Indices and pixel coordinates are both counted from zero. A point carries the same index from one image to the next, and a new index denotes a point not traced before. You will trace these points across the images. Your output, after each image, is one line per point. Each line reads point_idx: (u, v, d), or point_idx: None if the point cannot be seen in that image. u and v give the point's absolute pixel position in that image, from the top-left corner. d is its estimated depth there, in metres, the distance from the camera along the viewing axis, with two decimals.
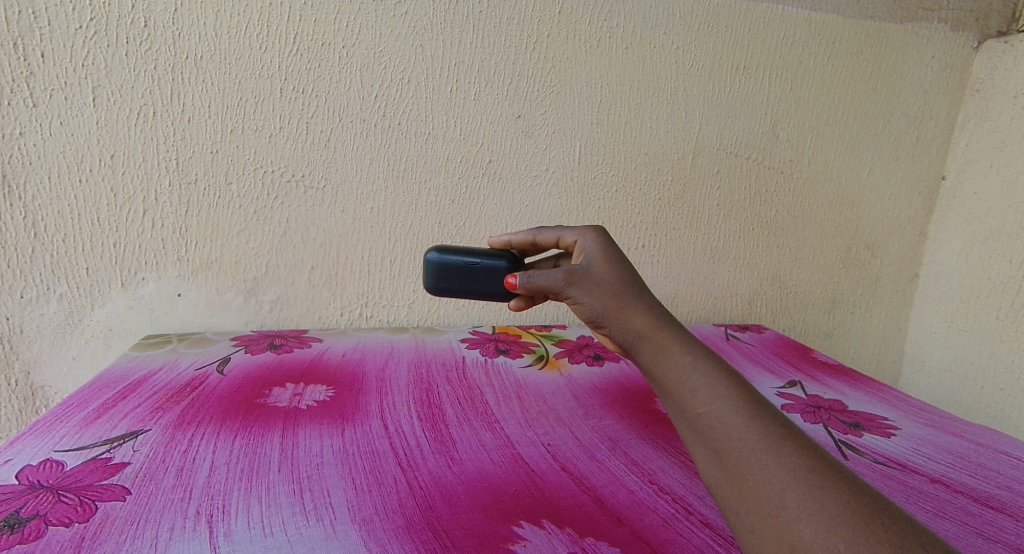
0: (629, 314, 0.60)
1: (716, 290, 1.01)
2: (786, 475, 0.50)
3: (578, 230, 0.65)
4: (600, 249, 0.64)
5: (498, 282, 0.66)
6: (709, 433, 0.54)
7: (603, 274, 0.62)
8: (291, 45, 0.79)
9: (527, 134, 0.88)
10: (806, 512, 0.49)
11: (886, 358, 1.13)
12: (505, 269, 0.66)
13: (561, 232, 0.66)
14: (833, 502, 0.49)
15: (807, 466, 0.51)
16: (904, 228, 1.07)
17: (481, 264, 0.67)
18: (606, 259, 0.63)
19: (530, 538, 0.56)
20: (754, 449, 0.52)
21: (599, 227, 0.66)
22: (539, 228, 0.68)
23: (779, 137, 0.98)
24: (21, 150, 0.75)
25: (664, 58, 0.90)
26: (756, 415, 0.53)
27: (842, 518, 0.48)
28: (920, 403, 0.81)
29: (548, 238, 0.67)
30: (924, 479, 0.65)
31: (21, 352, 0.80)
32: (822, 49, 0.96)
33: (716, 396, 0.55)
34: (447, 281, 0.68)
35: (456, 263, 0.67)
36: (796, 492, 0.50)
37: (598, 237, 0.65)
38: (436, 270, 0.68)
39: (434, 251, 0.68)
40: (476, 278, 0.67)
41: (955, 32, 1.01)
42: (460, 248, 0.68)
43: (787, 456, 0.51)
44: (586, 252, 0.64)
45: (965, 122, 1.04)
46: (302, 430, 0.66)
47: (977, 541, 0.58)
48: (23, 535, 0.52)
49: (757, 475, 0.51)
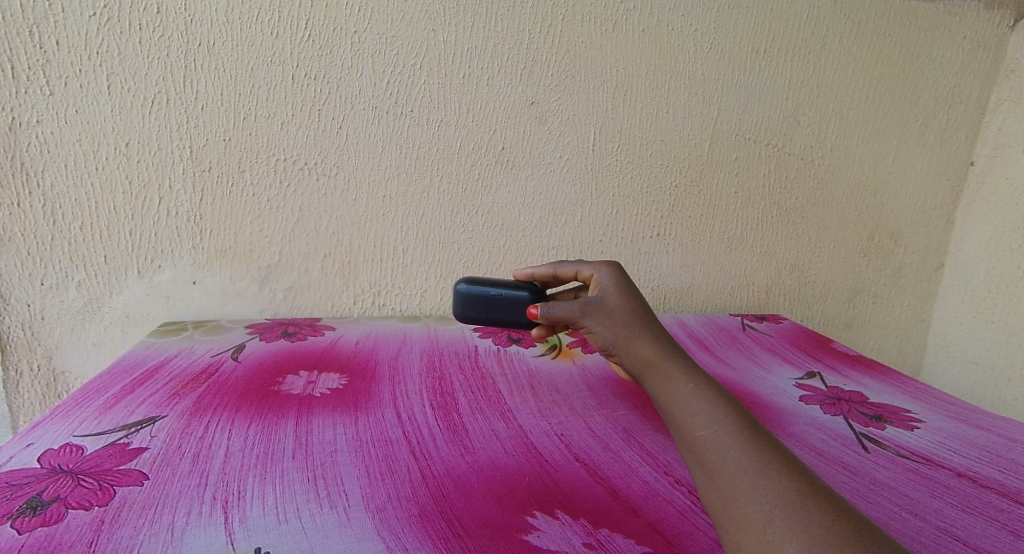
0: (638, 343, 0.61)
1: (733, 279, 0.99)
2: (774, 496, 0.50)
3: (594, 264, 0.68)
4: (614, 283, 0.66)
5: (520, 311, 0.68)
6: (702, 453, 0.54)
7: (616, 306, 0.64)
8: (303, 31, 0.78)
9: (541, 120, 0.87)
10: (789, 532, 0.48)
11: (907, 348, 1.10)
12: (527, 300, 0.68)
13: (580, 265, 0.69)
14: (821, 524, 0.48)
15: (796, 489, 0.50)
16: (930, 215, 1.04)
17: (505, 295, 0.69)
18: (619, 292, 0.65)
19: (544, 528, 0.55)
20: (746, 470, 0.51)
21: (614, 263, 0.68)
22: (560, 262, 0.71)
23: (801, 121, 0.95)
24: (38, 138, 0.75)
25: (682, 40, 0.88)
26: (750, 439, 0.53)
27: (826, 540, 0.48)
28: (944, 395, 0.79)
29: (567, 272, 0.70)
30: (949, 473, 0.64)
31: (42, 338, 0.81)
32: (848, 29, 0.93)
33: (713, 421, 0.55)
34: (473, 310, 0.70)
35: (482, 293, 0.69)
36: (783, 513, 0.49)
37: (612, 272, 0.67)
38: (463, 300, 0.70)
39: (463, 282, 0.70)
40: (500, 308, 0.69)
41: (990, 10, 0.97)
42: (487, 280, 0.70)
43: (777, 478, 0.51)
44: (600, 285, 0.66)
45: (997, 105, 1.00)
46: (316, 418, 0.67)
47: (1003, 536, 0.56)
48: (44, 518, 0.53)
49: (745, 494, 0.51)
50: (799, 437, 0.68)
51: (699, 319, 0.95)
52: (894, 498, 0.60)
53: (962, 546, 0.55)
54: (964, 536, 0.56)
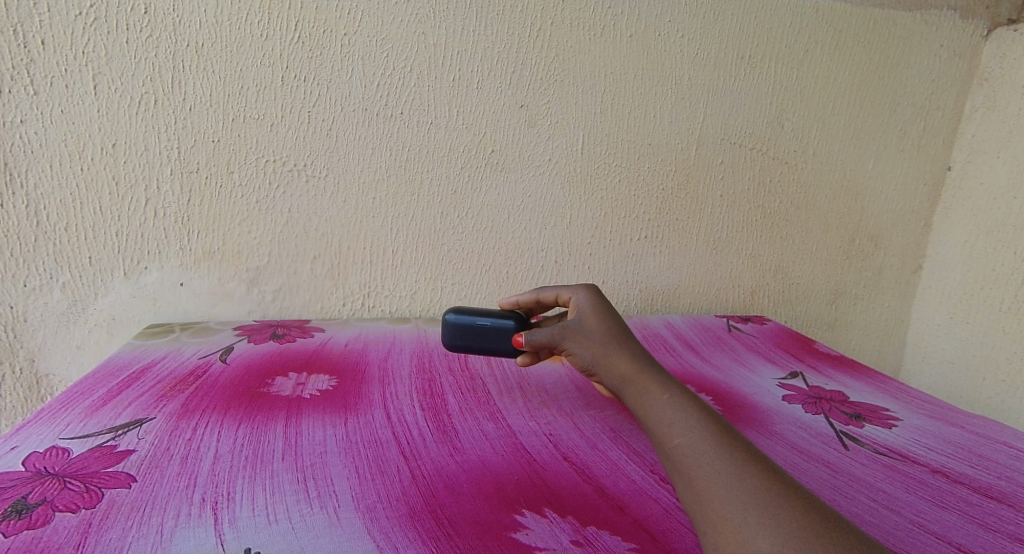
0: (616, 360, 0.63)
1: (719, 280, 1.01)
2: (747, 494, 0.51)
3: (572, 288, 0.70)
4: (591, 304, 0.68)
5: (507, 340, 0.69)
6: (679, 458, 0.55)
7: (594, 326, 0.66)
8: (294, 32, 0.78)
9: (530, 124, 0.87)
10: (763, 528, 0.49)
11: (888, 349, 1.13)
12: (512, 329, 0.69)
13: (559, 290, 0.71)
14: (794, 520, 0.49)
15: (769, 487, 0.51)
16: (909, 218, 1.07)
17: (491, 325, 0.69)
18: (596, 313, 0.67)
19: (532, 526, 0.56)
20: (720, 471, 0.53)
21: (592, 286, 0.71)
22: (541, 287, 0.73)
23: (784, 126, 0.97)
24: (23, 138, 0.75)
25: (670, 46, 0.89)
26: (723, 443, 0.54)
27: (797, 535, 0.48)
28: (922, 394, 0.81)
29: (549, 296, 0.72)
30: (924, 469, 0.65)
31: (24, 340, 0.80)
32: (830, 37, 0.95)
33: (688, 427, 0.56)
34: (460, 338, 0.70)
35: (469, 322, 0.69)
36: (756, 510, 0.50)
37: (590, 295, 0.70)
38: (451, 329, 0.70)
39: (451, 311, 0.70)
40: (486, 337, 0.69)
41: (965, 20, 1.00)
42: (475, 308, 0.71)
43: (751, 478, 0.52)
44: (578, 308, 0.68)
45: (972, 112, 1.03)
46: (305, 419, 0.67)
47: (976, 530, 0.58)
48: (31, 521, 0.53)
49: (720, 495, 0.51)
50: (781, 436, 0.69)
51: (685, 320, 0.96)
52: (872, 494, 0.61)
53: (938, 541, 0.57)
54: (938, 530, 0.58)
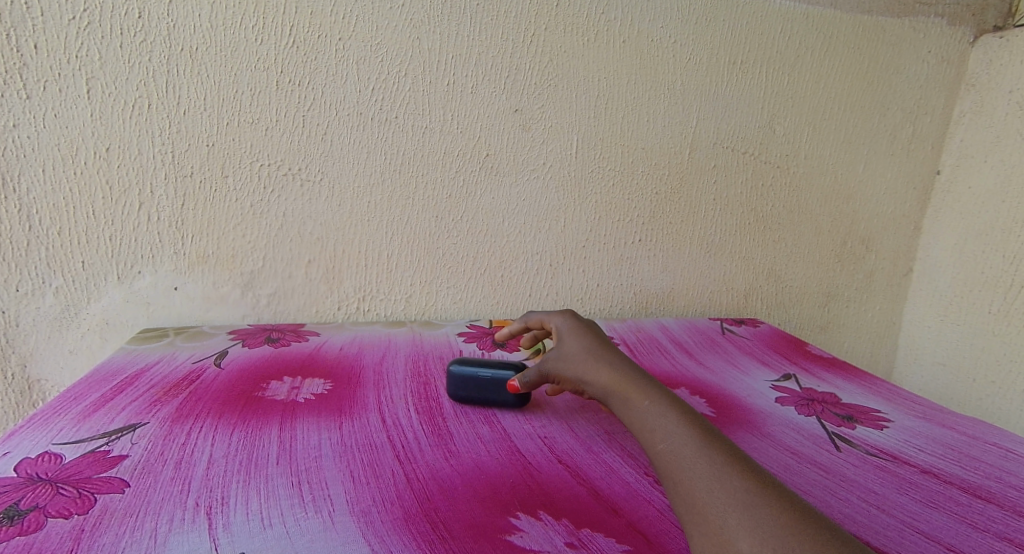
0: (595, 373, 0.65)
1: (713, 284, 1.01)
2: (727, 496, 0.51)
3: (550, 316, 0.75)
4: (569, 326, 0.72)
5: (510, 390, 0.71)
6: (665, 464, 0.55)
7: (573, 345, 0.69)
8: (288, 37, 0.79)
9: (524, 128, 0.88)
10: (744, 529, 0.49)
11: (880, 351, 1.14)
12: (514, 380, 0.71)
13: (542, 317, 0.76)
14: (774, 520, 0.49)
15: (749, 488, 0.51)
16: (899, 222, 1.08)
17: (493, 377, 0.72)
18: (574, 333, 0.70)
19: (527, 528, 0.56)
20: (702, 474, 0.53)
21: (571, 310, 0.74)
22: (528, 317, 0.77)
23: (776, 131, 0.98)
24: (16, 142, 0.75)
25: (663, 51, 0.90)
26: (705, 447, 0.55)
27: (777, 535, 0.49)
28: (913, 395, 0.81)
29: (534, 322, 0.76)
30: (915, 470, 0.66)
31: (17, 345, 0.80)
32: (820, 43, 0.96)
33: (670, 433, 0.57)
34: (464, 389, 0.72)
35: (472, 374, 0.72)
36: (737, 511, 0.50)
37: (568, 318, 0.73)
38: (454, 380, 0.72)
39: (455, 363, 0.73)
40: (489, 388, 0.71)
41: (953, 26, 1.01)
42: (478, 361, 0.74)
43: (732, 479, 0.52)
44: (558, 332, 0.72)
45: (960, 117, 1.04)
46: (300, 423, 0.67)
47: (965, 529, 0.58)
48: (23, 527, 0.52)
49: (703, 497, 0.52)
50: (774, 438, 0.70)
51: (679, 323, 0.97)
52: (863, 495, 0.62)
53: (928, 540, 0.57)
54: (928, 530, 0.58)
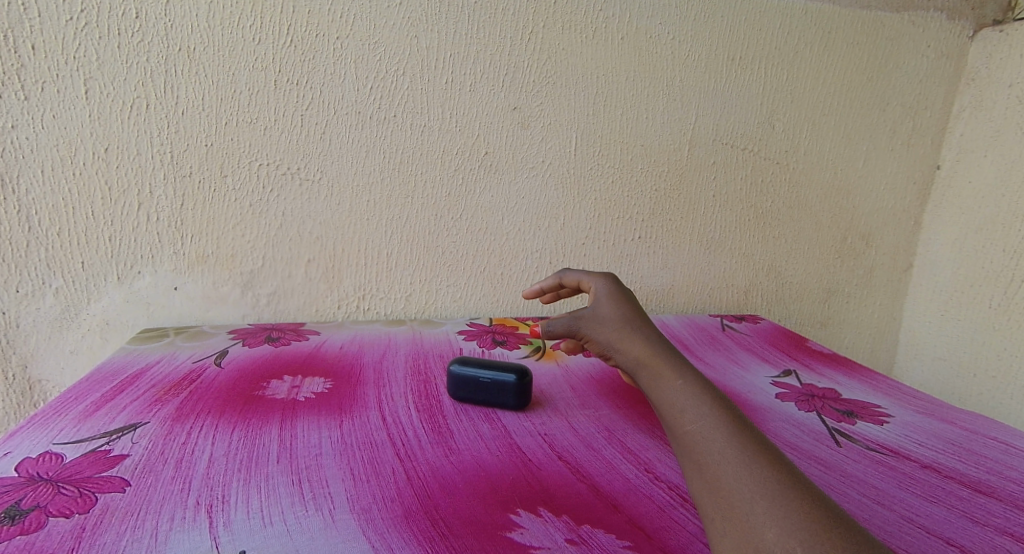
0: (629, 343, 0.63)
1: (713, 280, 1.01)
2: (756, 485, 0.51)
3: (591, 277, 0.72)
4: (608, 291, 0.69)
5: (508, 393, 0.71)
6: (691, 444, 0.55)
7: (609, 312, 0.66)
8: (286, 37, 0.79)
9: (522, 126, 0.88)
10: (770, 519, 0.49)
11: (881, 347, 1.13)
12: (513, 384, 0.71)
13: (580, 276, 0.73)
14: (799, 512, 0.49)
15: (778, 479, 0.51)
16: (899, 217, 1.08)
17: (493, 378, 0.72)
18: (611, 300, 0.68)
19: (527, 525, 0.56)
20: (730, 461, 0.53)
21: (612, 275, 0.72)
22: (564, 272, 0.75)
23: (775, 127, 0.98)
24: (14, 143, 0.75)
25: (661, 48, 0.90)
26: (737, 432, 0.54)
27: (804, 527, 0.49)
28: (914, 390, 0.81)
29: (570, 281, 0.74)
30: (915, 464, 0.66)
31: (17, 346, 0.80)
32: (818, 39, 0.96)
33: (702, 415, 0.56)
34: (463, 390, 0.72)
35: (472, 375, 0.72)
36: (764, 501, 0.50)
37: (608, 283, 0.71)
38: (454, 380, 0.72)
39: (456, 362, 0.73)
40: (488, 390, 0.71)
41: (952, 21, 1.01)
42: (479, 362, 0.74)
43: (761, 469, 0.52)
44: (596, 295, 0.70)
45: (960, 112, 1.04)
46: (300, 421, 0.67)
47: (965, 524, 0.58)
48: (24, 526, 0.53)
49: (730, 485, 0.52)
50: (775, 433, 0.70)
51: (680, 320, 0.97)
52: (864, 490, 0.62)
53: (929, 535, 0.57)
54: (929, 525, 0.58)
